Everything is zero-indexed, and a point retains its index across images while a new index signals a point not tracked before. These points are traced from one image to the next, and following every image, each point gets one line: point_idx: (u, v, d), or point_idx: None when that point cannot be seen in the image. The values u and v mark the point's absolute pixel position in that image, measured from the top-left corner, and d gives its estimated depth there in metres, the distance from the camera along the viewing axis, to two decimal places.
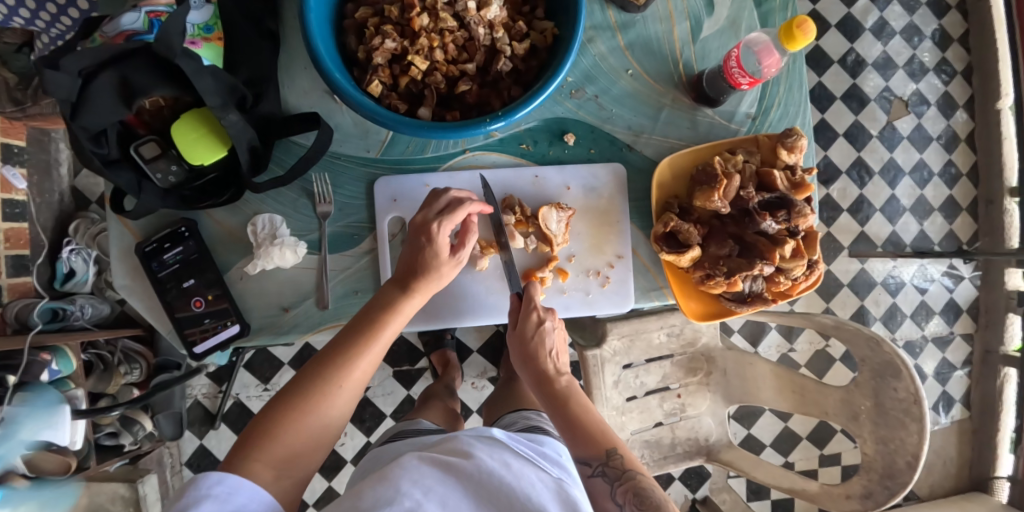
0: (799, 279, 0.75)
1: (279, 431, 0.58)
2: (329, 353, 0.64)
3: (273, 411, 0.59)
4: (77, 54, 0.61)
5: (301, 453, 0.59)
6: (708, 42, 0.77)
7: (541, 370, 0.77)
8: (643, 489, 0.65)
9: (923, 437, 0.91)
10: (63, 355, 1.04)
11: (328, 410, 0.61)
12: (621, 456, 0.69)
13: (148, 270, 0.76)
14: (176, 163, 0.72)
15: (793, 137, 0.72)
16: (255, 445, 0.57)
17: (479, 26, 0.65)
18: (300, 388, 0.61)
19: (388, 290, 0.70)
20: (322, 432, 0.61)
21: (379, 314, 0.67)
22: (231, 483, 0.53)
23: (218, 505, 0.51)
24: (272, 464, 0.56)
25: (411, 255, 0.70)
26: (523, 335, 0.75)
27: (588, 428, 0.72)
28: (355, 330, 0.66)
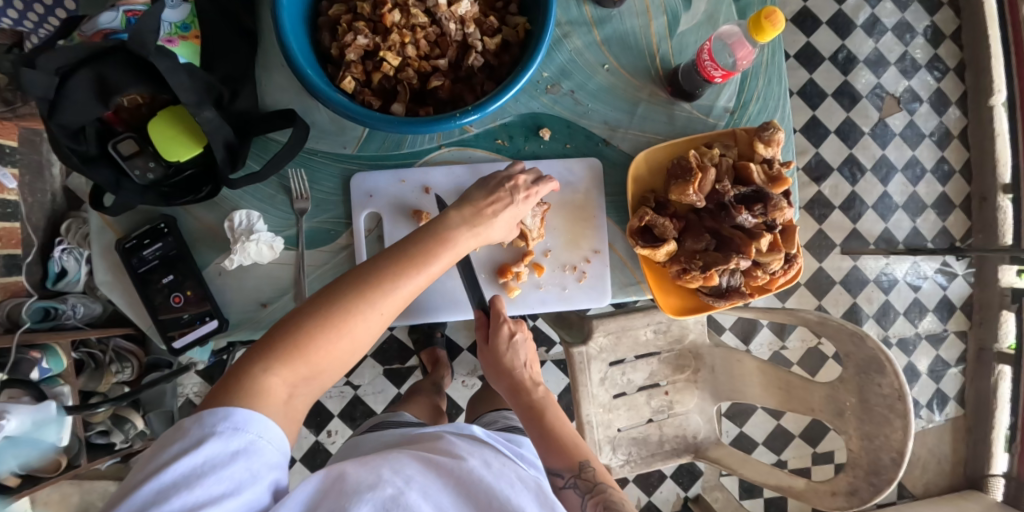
0: (778, 274, 0.75)
1: (310, 347, 0.54)
2: (380, 271, 0.59)
3: (310, 321, 0.55)
4: (54, 52, 0.62)
5: (320, 374, 0.56)
6: (685, 37, 0.77)
7: (518, 381, 0.84)
8: (613, 503, 0.65)
9: (908, 433, 0.91)
10: (53, 353, 1.04)
11: (362, 336, 0.58)
12: (593, 467, 0.70)
13: (129, 266, 0.76)
14: (153, 161, 0.72)
15: (770, 131, 0.71)
16: (284, 357, 0.53)
17: (450, 22, 0.66)
18: (344, 303, 0.56)
19: (450, 221, 0.67)
20: (348, 355, 0.58)
21: (437, 245, 0.64)
22: (239, 419, 0.48)
23: (223, 444, 0.46)
24: (289, 384, 0.53)
25: (489, 199, 0.71)
26: (497, 349, 0.84)
27: (561, 437, 0.75)
28: (413, 252, 0.62)
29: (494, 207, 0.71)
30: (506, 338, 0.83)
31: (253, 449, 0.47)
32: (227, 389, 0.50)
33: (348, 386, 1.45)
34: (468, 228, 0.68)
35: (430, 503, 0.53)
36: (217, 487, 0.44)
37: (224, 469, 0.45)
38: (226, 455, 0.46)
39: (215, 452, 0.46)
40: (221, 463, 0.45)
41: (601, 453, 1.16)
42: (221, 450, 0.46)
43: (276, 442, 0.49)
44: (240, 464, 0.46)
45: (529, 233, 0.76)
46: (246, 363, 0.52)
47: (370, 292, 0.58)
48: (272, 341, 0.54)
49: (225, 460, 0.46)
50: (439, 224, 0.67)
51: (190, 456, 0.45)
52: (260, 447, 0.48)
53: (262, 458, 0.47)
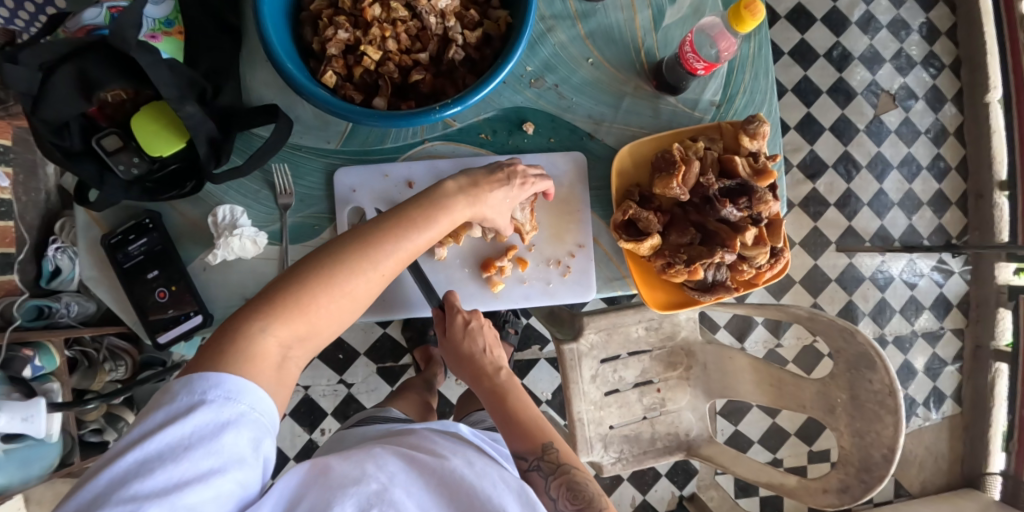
0: (764, 268, 0.75)
1: (310, 305, 0.54)
2: (380, 233, 0.59)
3: (310, 279, 0.54)
4: (35, 49, 0.62)
5: (316, 335, 0.55)
6: (670, 31, 0.76)
7: (478, 367, 0.79)
8: (577, 483, 0.65)
9: (899, 429, 0.90)
10: (46, 351, 1.06)
11: (360, 298, 0.57)
12: (556, 450, 0.67)
13: (114, 261, 0.76)
14: (138, 156, 0.72)
15: (756, 124, 0.71)
16: (282, 315, 0.53)
17: (430, 15, 0.65)
18: (345, 263, 0.56)
19: (447, 191, 0.66)
20: (346, 313, 0.57)
21: (435, 212, 0.63)
22: (230, 388, 0.47)
23: (211, 414, 0.45)
24: (285, 344, 0.52)
25: (489, 177, 0.69)
26: (454, 339, 0.78)
27: (525, 423, 0.71)
28: (413, 218, 0.61)
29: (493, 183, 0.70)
30: (461, 325, 0.78)
31: (242, 420, 0.46)
32: (221, 355, 0.49)
33: (342, 385, 1.45)
34: (462, 198, 0.66)
35: (413, 501, 0.54)
36: (203, 458, 0.44)
37: (211, 439, 0.44)
38: (215, 426, 0.45)
39: (203, 423, 0.45)
40: (209, 434, 0.45)
41: (592, 451, 1.16)
42: (209, 421, 0.45)
43: (265, 416, 0.48)
44: (228, 436, 0.45)
45: (522, 227, 0.76)
46: (244, 320, 0.52)
47: (372, 253, 0.57)
48: (270, 297, 0.54)
49: (213, 431, 0.45)
50: (437, 192, 0.65)
51: (178, 424, 0.44)
52: (250, 418, 0.47)
53: (251, 429, 0.47)
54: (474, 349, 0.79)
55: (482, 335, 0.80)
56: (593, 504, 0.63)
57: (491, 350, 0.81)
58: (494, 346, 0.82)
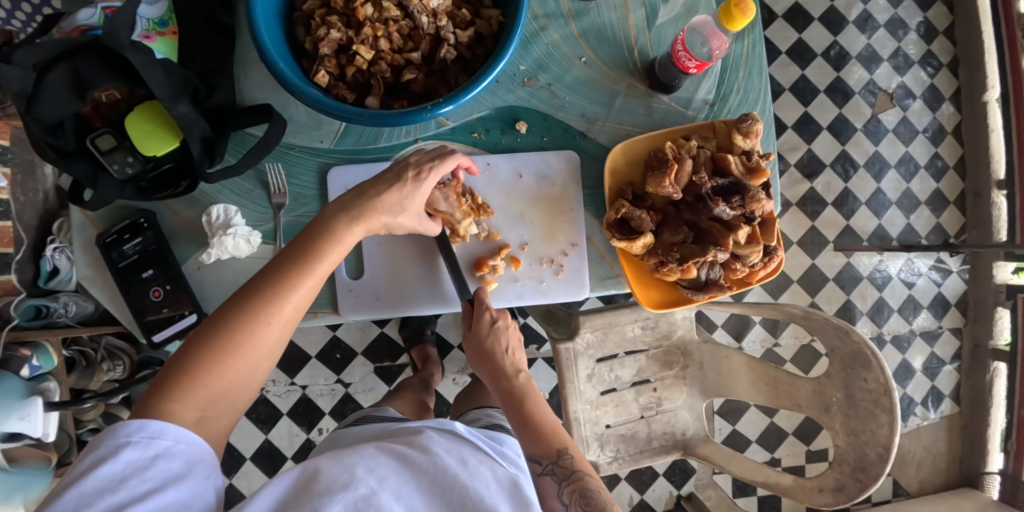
0: (758, 267, 0.75)
1: (202, 376, 0.51)
2: (261, 282, 0.55)
3: (196, 348, 0.52)
4: (29, 48, 0.62)
5: (228, 397, 0.53)
6: (663, 30, 0.77)
7: (499, 366, 0.82)
8: (589, 490, 0.64)
9: (894, 428, 0.90)
10: (43, 351, 1.06)
11: (258, 350, 0.54)
12: (571, 456, 0.69)
13: (108, 261, 0.76)
14: (132, 155, 0.72)
15: (748, 122, 0.71)
16: (176, 388, 0.50)
17: (422, 15, 0.66)
18: (227, 324, 0.53)
19: (331, 215, 0.62)
20: (250, 375, 0.54)
21: (320, 242, 0.59)
22: (155, 428, 0.47)
23: (140, 450, 0.46)
24: (195, 409, 0.50)
25: (376, 185, 0.65)
26: (480, 335, 0.82)
27: (543, 426, 0.73)
28: (295, 254, 0.58)
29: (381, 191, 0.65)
30: (489, 323, 0.81)
31: (174, 451, 0.47)
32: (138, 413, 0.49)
33: (339, 384, 1.45)
34: (355, 222, 0.62)
35: (401, 504, 0.54)
36: (140, 488, 0.44)
37: (145, 471, 0.45)
38: (146, 459, 0.46)
39: (136, 458, 0.46)
40: (142, 466, 0.45)
41: (589, 450, 1.16)
42: (140, 456, 0.46)
43: (200, 444, 0.49)
44: (162, 465, 0.46)
45: (449, 216, 0.74)
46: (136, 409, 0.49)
47: (253, 304, 0.54)
48: (161, 380, 0.51)
49: (145, 464, 0.46)
50: (321, 220, 0.62)
51: (108, 464, 0.45)
52: (183, 450, 0.48)
53: (186, 457, 0.48)
54: (498, 348, 0.83)
55: (506, 337, 0.83)
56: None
57: (512, 353, 0.84)
58: (515, 349, 0.85)
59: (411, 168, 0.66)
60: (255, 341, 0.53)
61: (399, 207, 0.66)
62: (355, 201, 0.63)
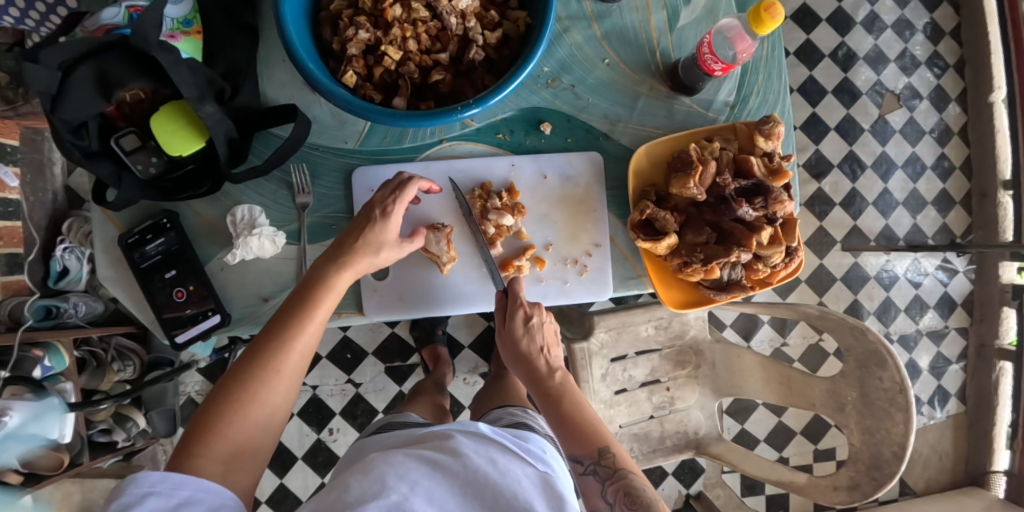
0: (779, 267, 0.75)
1: (222, 425, 0.57)
2: (263, 339, 0.62)
3: (213, 407, 0.58)
4: (57, 47, 0.62)
5: (250, 443, 0.58)
6: (685, 31, 0.77)
7: (535, 369, 0.76)
8: (634, 488, 0.65)
9: (910, 427, 0.91)
10: (54, 351, 1.05)
11: (270, 396, 0.60)
12: (613, 455, 0.67)
13: (131, 262, 0.76)
14: (156, 156, 0.73)
15: (771, 124, 0.72)
16: (197, 444, 0.55)
17: (451, 15, 0.66)
18: (237, 378, 0.59)
19: (320, 267, 0.68)
20: (269, 420, 0.60)
21: (312, 292, 0.66)
22: (177, 479, 0.52)
23: (163, 499, 0.50)
24: (220, 460, 0.55)
25: (353, 235, 0.70)
26: (513, 335, 0.76)
27: (585, 426, 0.70)
28: (291, 308, 0.64)
29: (364, 237, 0.70)
30: (523, 319, 0.76)
31: (195, 498, 0.52)
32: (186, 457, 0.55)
33: (349, 384, 1.45)
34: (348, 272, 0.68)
35: (434, 507, 0.55)
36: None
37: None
38: (170, 508, 0.50)
39: (159, 506, 0.50)
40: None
41: None
42: (164, 504, 0.50)
43: (219, 491, 0.53)
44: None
45: (438, 258, 0.76)
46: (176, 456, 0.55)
47: (260, 359, 0.60)
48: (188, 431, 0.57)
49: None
50: (311, 275, 0.68)
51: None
52: (201, 497, 0.52)
53: (206, 504, 0.52)
54: (533, 347, 0.76)
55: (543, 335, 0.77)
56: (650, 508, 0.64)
57: (551, 351, 0.78)
58: (554, 346, 0.79)
59: (377, 206, 0.71)
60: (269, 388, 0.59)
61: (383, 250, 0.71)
62: (339, 248, 0.69)
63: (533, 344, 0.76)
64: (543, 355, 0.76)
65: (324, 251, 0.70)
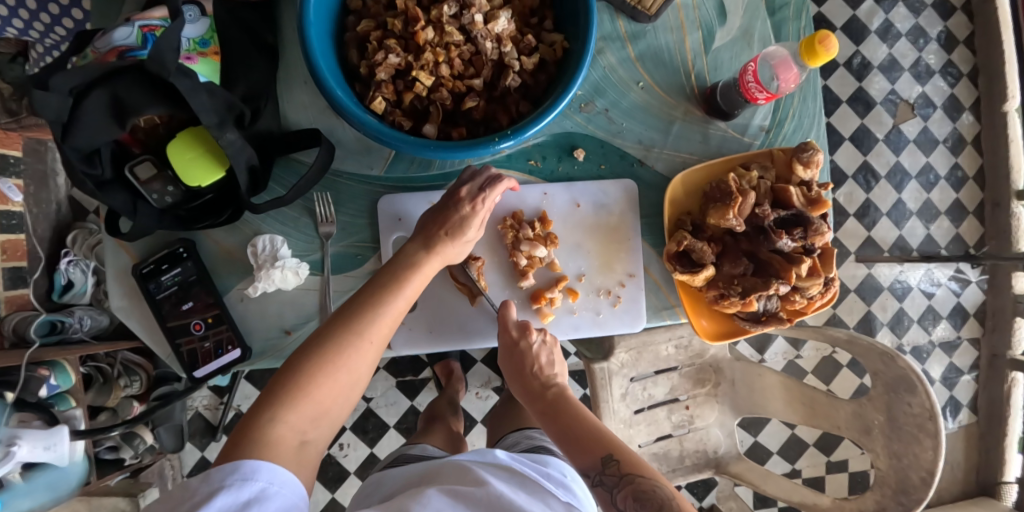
0: (815, 298, 0.72)
1: (311, 387, 0.56)
2: (362, 307, 0.61)
3: (306, 362, 0.56)
4: (67, 72, 0.56)
5: (328, 412, 0.57)
6: (720, 53, 0.75)
7: (530, 386, 0.73)
8: (644, 492, 0.58)
9: (939, 452, 0.88)
10: (60, 369, 1.01)
11: (357, 366, 0.58)
12: (617, 460, 0.60)
13: (145, 292, 0.73)
14: (172, 185, 0.68)
15: (809, 152, 0.69)
16: (288, 402, 0.54)
17: (486, 40, 0.64)
18: (333, 340, 0.57)
19: (411, 250, 0.68)
20: (351, 389, 0.59)
21: (403, 272, 0.65)
22: (247, 469, 0.49)
23: (232, 496, 0.47)
24: (299, 429, 0.54)
25: (442, 221, 0.69)
26: (510, 353, 0.74)
27: (585, 434, 0.64)
28: (385, 283, 0.64)
29: (454, 228, 0.69)
30: (511, 343, 0.74)
31: (267, 494, 0.49)
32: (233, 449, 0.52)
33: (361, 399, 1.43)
34: (435, 256, 0.68)
35: None
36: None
37: None
38: (240, 505, 0.47)
39: (228, 504, 0.47)
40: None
41: None
42: (233, 502, 0.47)
43: (291, 486, 0.51)
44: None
45: (471, 288, 0.76)
46: (256, 412, 0.54)
47: (354, 325, 0.59)
48: (273, 388, 0.56)
49: (239, 506, 0.47)
50: (403, 255, 0.68)
51: (203, 508, 0.46)
52: (272, 492, 0.49)
53: (277, 502, 0.49)
54: (526, 367, 0.73)
55: (539, 353, 0.74)
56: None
57: (549, 366, 0.74)
58: (554, 360, 0.75)
59: (467, 201, 0.70)
60: (357, 355, 0.58)
61: (470, 242, 0.72)
62: (428, 233, 0.69)
63: (525, 366, 0.73)
64: (537, 374, 0.73)
65: (414, 234, 0.70)
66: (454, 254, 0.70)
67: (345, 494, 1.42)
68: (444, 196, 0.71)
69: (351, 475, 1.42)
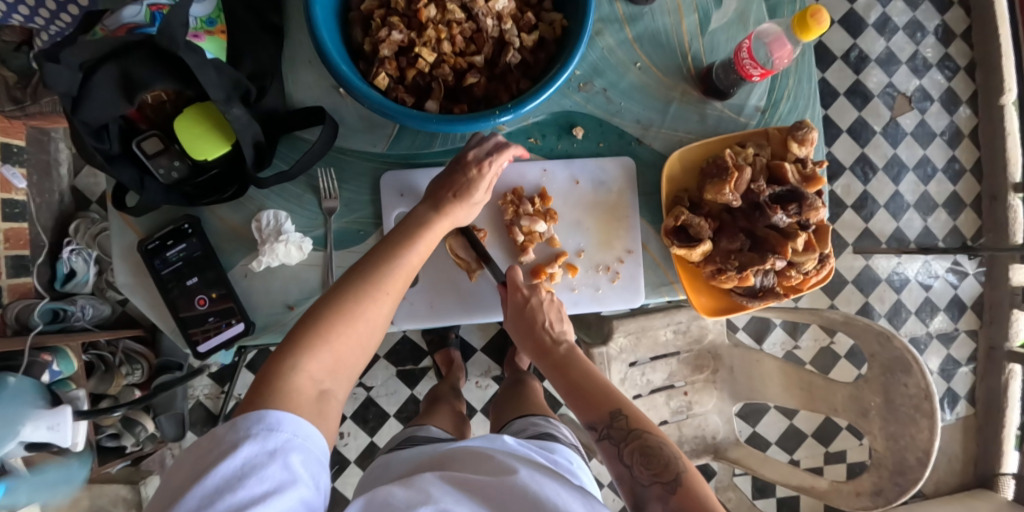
0: (810, 274, 0.73)
1: (332, 333, 0.58)
2: (377, 263, 0.63)
3: (325, 313, 0.58)
4: (78, 46, 0.57)
5: (347, 362, 0.59)
6: (716, 35, 0.76)
7: (539, 341, 0.75)
8: (651, 447, 0.62)
9: (935, 433, 0.89)
10: (63, 356, 1.02)
11: (375, 316, 0.61)
12: (625, 417, 0.65)
13: (151, 268, 0.74)
14: (179, 160, 0.69)
15: (804, 130, 0.70)
16: (309, 349, 0.56)
17: (487, 17, 0.65)
18: (351, 290, 0.60)
19: (421, 212, 0.70)
20: (369, 339, 0.61)
21: (416, 231, 0.67)
22: (272, 420, 0.49)
23: (259, 445, 0.48)
24: (316, 378, 0.55)
25: (451, 184, 0.71)
26: (517, 308, 0.75)
27: (594, 391, 0.69)
28: (399, 240, 0.66)
29: (461, 190, 0.71)
30: (521, 302, 0.75)
31: (291, 446, 0.49)
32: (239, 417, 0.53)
33: (361, 388, 1.44)
34: (441, 216, 0.70)
35: None
36: (259, 488, 0.46)
37: (265, 467, 0.47)
38: (267, 454, 0.47)
39: (255, 454, 0.47)
40: (260, 463, 0.47)
41: None
42: (259, 451, 0.47)
43: (314, 439, 0.51)
44: (281, 461, 0.47)
45: (467, 265, 0.77)
46: (278, 359, 0.55)
47: (372, 277, 0.62)
48: (295, 336, 0.57)
49: (265, 457, 0.47)
50: (413, 217, 0.70)
51: (229, 459, 0.46)
52: (296, 444, 0.49)
53: (302, 454, 0.49)
54: (537, 323, 0.74)
55: (548, 311, 0.75)
56: (670, 468, 0.59)
57: (558, 323, 0.76)
58: (563, 319, 0.77)
59: (473, 165, 0.71)
60: (372, 303, 0.61)
61: (477, 204, 0.73)
62: (438, 195, 0.71)
63: (536, 322, 0.74)
64: (547, 329, 0.75)
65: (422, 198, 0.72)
66: (461, 216, 0.72)
67: (346, 482, 1.42)
68: (451, 161, 0.72)
69: (352, 463, 1.42)
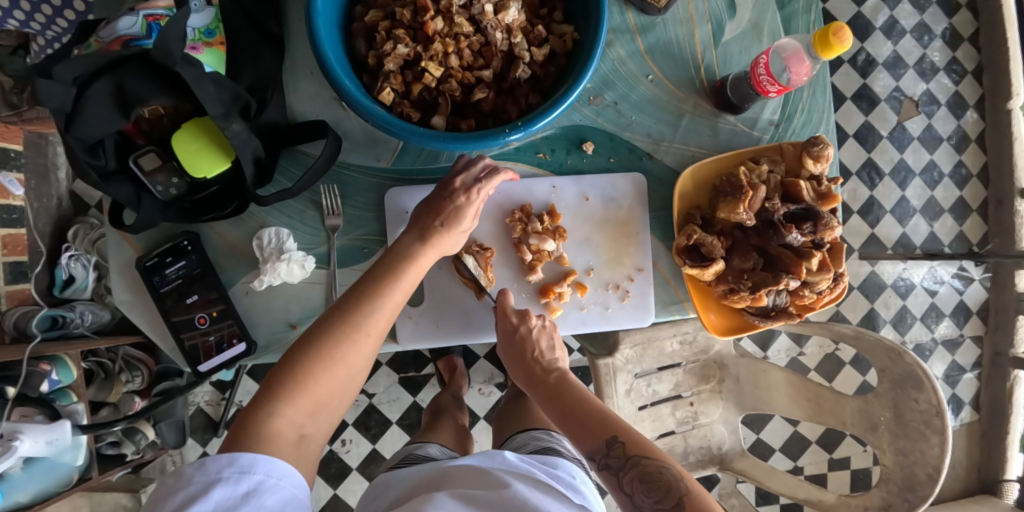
0: (824, 293, 0.72)
1: (310, 380, 0.57)
2: (358, 297, 0.62)
3: (304, 357, 0.58)
4: (70, 61, 0.55)
5: (328, 404, 0.59)
6: (729, 46, 0.74)
7: (532, 372, 0.75)
8: (651, 474, 0.60)
9: (946, 449, 0.87)
10: (62, 364, 0.98)
11: (356, 357, 0.60)
12: (621, 443, 0.63)
13: (149, 285, 0.73)
14: (177, 176, 0.68)
15: (820, 146, 0.69)
16: (287, 396, 0.56)
17: (496, 30, 0.64)
18: (330, 334, 0.59)
19: (407, 241, 0.68)
20: (349, 380, 0.60)
21: (400, 265, 0.66)
22: (245, 463, 0.49)
23: (231, 488, 0.48)
24: (296, 423, 0.55)
25: (437, 211, 0.69)
26: (511, 339, 0.75)
27: (589, 419, 0.67)
28: (380, 276, 0.64)
29: (449, 218, 0.69)
30: (510, 329, 0.75)
31: (265, 487, 0.49)
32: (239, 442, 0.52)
33: (363, 395, 1.43)
34: (428, 247, 0.68)
35: None
36: None
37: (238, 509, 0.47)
38: (240, 497, 0.48)
39: (227, 496, 0.47)
40: (235, 505, 0.47)
41: None
42: (231, 494, 0.47)
43: (289, 477, 0.51)
44: (253, 503, 0.48)
45: (477, 283, 0.76)
46: (254, 406, 0.55)
47: (350, 318, 0.60)
48: (273, 381, 0.57)
49: (238, 500, 0.48)
50: (398, 248, 0.68)
51: (200, 502, 0.46)
52: (271, 485, 0.50)
53: (276, 494, 0.49)
54: (527, 353, 0.75)
55: (539, 338, 0.75)
56: (671, 494, 0.58)
57: (549, 351, 0.76)
58: (554, 345, 0.77)
59: (460, 192, 0.70)
60: (347, 351, 0.59)
61: (464, 231, 0.72)
62: (424, 224, 0.69)
63: (526, 351, 0.75)
64: (538, 359, 0.75)
65: (408, 225, 0.70)
66: (449, 243, 0.70)
67: (347, 490, 1.41)
68: (438, 188, 0.71)
69: (353, 471, 1.41)
